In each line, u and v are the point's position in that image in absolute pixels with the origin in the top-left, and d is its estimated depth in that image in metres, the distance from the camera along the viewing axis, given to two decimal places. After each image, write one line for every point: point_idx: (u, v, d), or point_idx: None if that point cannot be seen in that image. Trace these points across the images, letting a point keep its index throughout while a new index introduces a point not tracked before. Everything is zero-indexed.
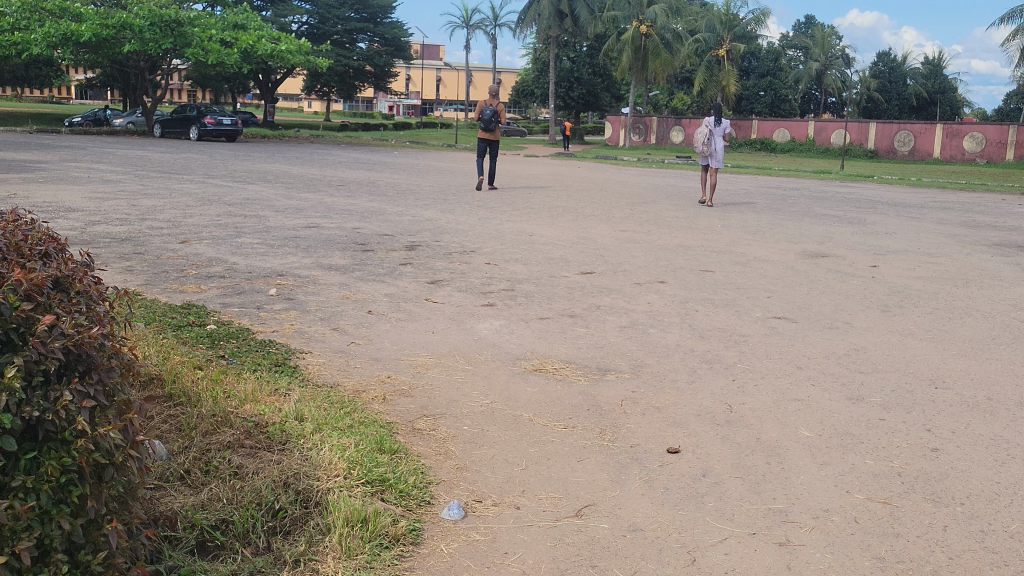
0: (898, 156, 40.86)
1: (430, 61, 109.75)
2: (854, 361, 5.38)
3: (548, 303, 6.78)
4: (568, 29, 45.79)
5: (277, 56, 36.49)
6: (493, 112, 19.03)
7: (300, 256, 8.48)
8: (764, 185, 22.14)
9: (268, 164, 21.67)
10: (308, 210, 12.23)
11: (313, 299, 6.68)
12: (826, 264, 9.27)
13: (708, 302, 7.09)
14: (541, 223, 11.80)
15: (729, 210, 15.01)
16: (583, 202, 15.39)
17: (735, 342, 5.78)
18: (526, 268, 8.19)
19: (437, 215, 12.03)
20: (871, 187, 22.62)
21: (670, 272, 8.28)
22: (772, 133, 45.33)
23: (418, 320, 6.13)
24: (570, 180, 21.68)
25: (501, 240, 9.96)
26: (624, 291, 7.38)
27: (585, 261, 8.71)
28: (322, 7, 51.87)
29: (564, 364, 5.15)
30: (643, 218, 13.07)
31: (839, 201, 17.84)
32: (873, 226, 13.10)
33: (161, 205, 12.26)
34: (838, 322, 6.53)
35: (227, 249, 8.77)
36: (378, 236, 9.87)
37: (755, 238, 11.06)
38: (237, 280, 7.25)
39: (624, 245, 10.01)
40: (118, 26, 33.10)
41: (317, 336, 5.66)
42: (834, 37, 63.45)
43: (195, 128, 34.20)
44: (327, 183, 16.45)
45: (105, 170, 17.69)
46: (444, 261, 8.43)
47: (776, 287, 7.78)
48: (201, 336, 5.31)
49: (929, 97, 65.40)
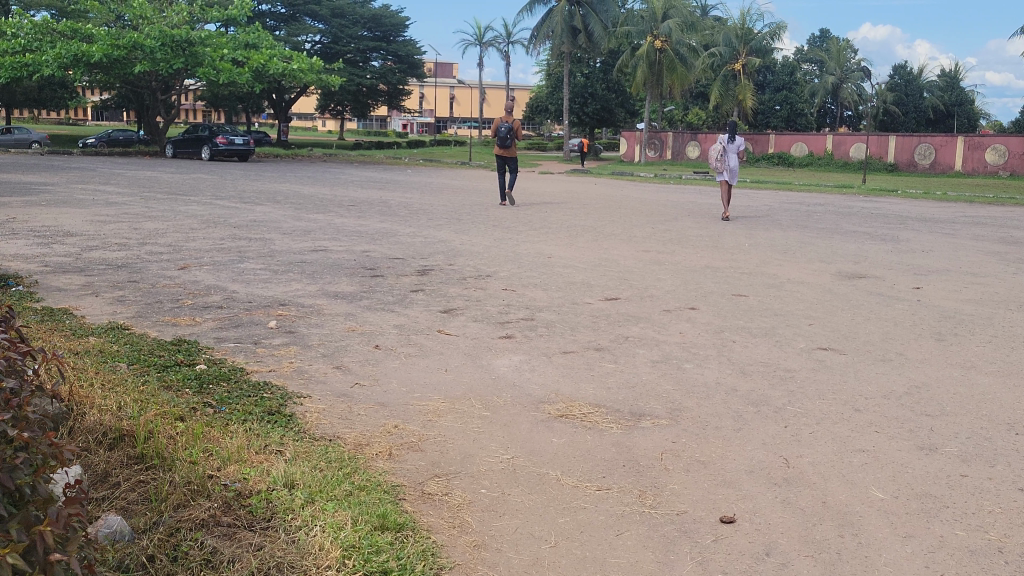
0: (917, 169, 40.20)
1: (443, 80, 109.80)
2: (918, 401, 4.80)
3: (572, 333, 6.24)
4: (581, 45, 45.41)
5: (289, 75, 36.15)
6: (509, 128, 18.55)
7: (304, 283, 7.97)
8: (785, 201, 21.53)
9: (278, 184, 21.26)
10: (316, 232, 11.75)
11: (316, 331, 6.16)
12: (865, 286, 8.70)
13: (745, 331, 6.52)
14: (559, 243, 11.27)
15: (753, 227, 14.46)
16: (601, 220, 14.86)
17: (781, 379, 5.21)
18: (545, 294, 7.65)
19: (451, 237, 11.52)
20: (895, 202, 21.99)
21: (701, 297, 7.72)
22: (789, 148, 44.72)
23: (429, 356, 5.59)
24: (586, 198, 21.19)
25: (517, 262, 9.43)
26: (653, 319, 6.81)
27: (609, 285, 8.17)
28: (335, 26, 51.75)
29: (593, 408, 4.60)
30: (665, 237, 12.52)
31: (865, 217, 17.25)
32: (907, 244, 12.50)
33: (163, 228, 11.81)
34: (890, 353, 5.95)
35: (228, 276, 8.28)
36: (388, 260, 9.37)
37: (786, 258, 10.48)
38: (236, 311, 6.75)
39: (648, 267, 9.47)
40: (129, 46, 32.88)
41: (318, 376, 5.11)
42: (849, 50, 62.94)
43: (206, 148, 33.92)
44: (338, 204, 15.98)
45: (111, 192, 17.33)
46: (458, 287, 7.90)
47: (816, 313, 7.21)
48: (187, 379, 4.78)
49: (946, 109, 64.69)
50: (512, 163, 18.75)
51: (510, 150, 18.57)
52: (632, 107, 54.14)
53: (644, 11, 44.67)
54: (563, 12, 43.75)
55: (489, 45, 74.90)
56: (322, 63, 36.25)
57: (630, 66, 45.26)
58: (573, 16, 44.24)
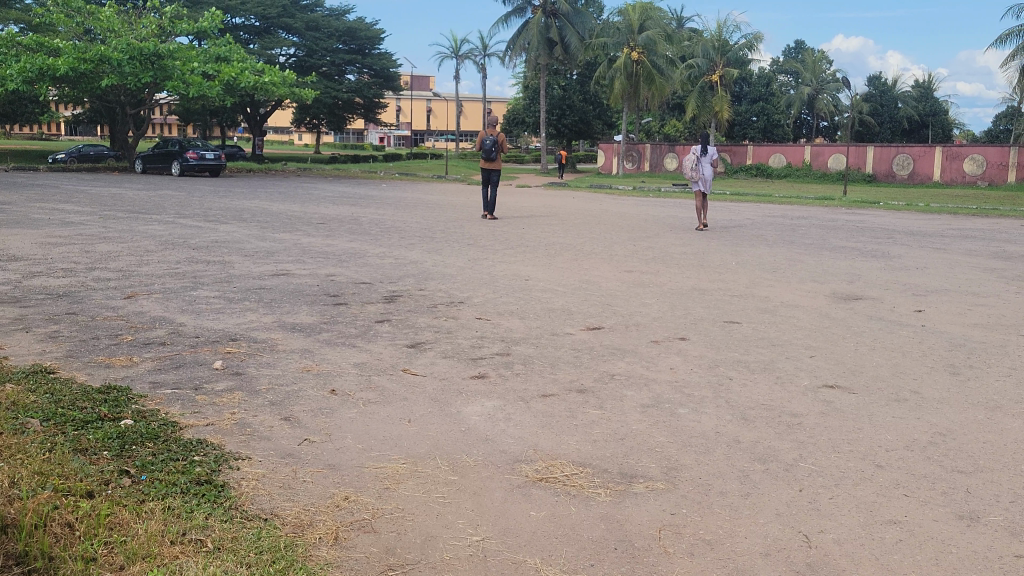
0: (896, 179, 39.92)
1: (420, 94, 109.41)
2: (945, 454, 4.23)
3: (555, 371, 5.64)
4: (558, 57, 44.99)
5: (261, 88, 35.36)
6: (493, 140, 18.15)
7: (260, 313, 7.31)
8: (767, 214, 21.04)
9: (246, 201, 20.59)
10: (280, 254, 11.07)
11: (267, 373, 5.51)
12: (864, 310, 8.16)
13: (742, 365, 5.93)
14: (536, 263, 10.68)
15: (740, 243, 13.92)
16: (580, 237, 14.29)
17: (788, 426, 4.63)
18: (522, 323, 7.04)
19: (423, 257, 10.90)
20: (880, 214, 21.55)
21: (689, 325, 7.12)
22: (768, 159, 44.36)
23: (391, 404, 4.95)
24: (566, 212, 20.60)
25: (492, 287, 8.81)
26: (640, 352, 6.22)
27: (591, 312, 7.57)
28: (309, 39, 51.05)
29: (577, 468, 4.00)
30: (649, 254, 11.95)
31: (850, 230, 16.78)
32: (899, 260, 11.99)
33: (117, 250, 11.09)
34: (903, 391, 5.38)
35: (177, 305, 7.61)
36: (354, 284, 8.73)
37: (777, 278, 9.92)
38: (181, 349, 6.08)
39: (633, 290, 8.88)
40: (96, 60, 32.02)
41: (263, 431, 4.46)
42: (824, 61, 63.00)
43: (176, 163, 33.06)
44: (307, 222, 15.31)
45: (69, 210, 16.60)
46: (428, 316, 7.28)
47: (817, 342, 6.64)
48: (108, 439, 4.10)
49: (921, 119, 64.86)
50: (496, 177, 18.23)
51: (497, 161, 18.13)
52: (611, 118, 53.77)
53: (620, 22, 44.35)
54: (539, 24, 43.40)
55: (465, 58, 74.57)
56: (295, 76, 35.46)
57: (607, 77, 44.89)
58: (549, 28, 43.89)
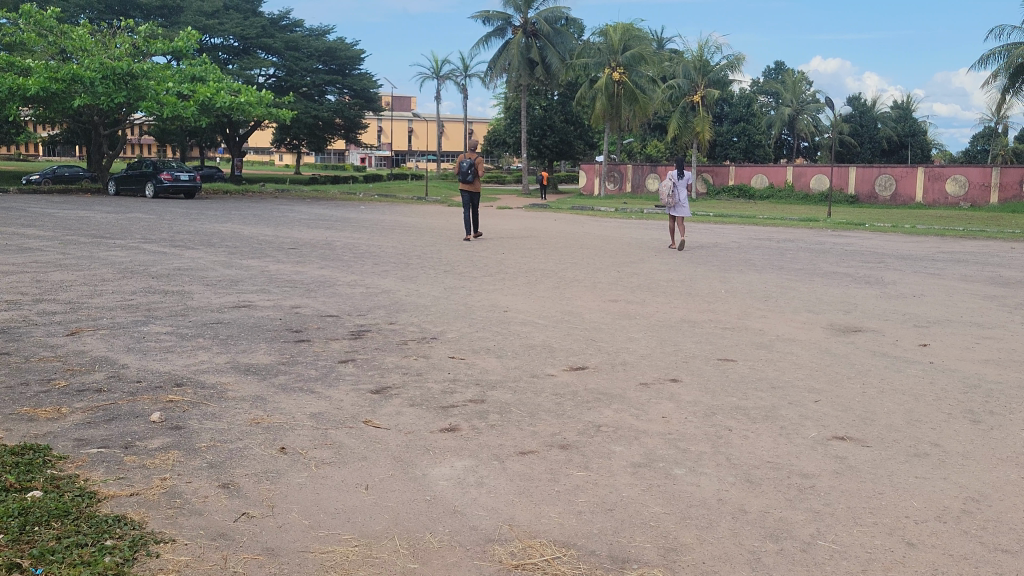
0: (879, 200, 39.69)
1: (400, 115, 109.21)
2: (984, 527, 3.68)
3: (535, 421, 5.06)
4: (539, 78, 44.64)
5: (237, 108, 34.67)
6: (471, 163, 17.67)
7: (214, 352, 6.67)
8: (753, 237, 20.57)
9: (216, 224, 19.98)
10: (244, 282, 10.44)
11: (211, 427, 4.89)
12: (865, 344, 7.63)
13: (741, 414, 5.36)
14: (515, 292, 10.12)
15: (727, 267, 13.43)
16: (561, 262, 13.76)
17: (797, 493, 4.07)
18: (499, 363, 6.45)
19: (396, 286, 10.33)
20: (866, 237, 21.18)
21: (679, 364, 6.56)
22: (750, 179, 44.02)
23: (348, 465, 4.35)
24: (547, 235, 20.11)
25: (468, 319, 8.23)
26: (629, 398, 5.63)
27: (573, 348, 7.00)
28: (289, 60, 50.51)
29: (560, 549, 3.42)
30: (634, 282, 11.41)
31: (838, 253, 16.36)
32: (895, 286, 11.53)
33: (71, 278, 10.43)
34: (922, 444, 4.83)
35: (124, 344, 6.96)
36: (319, 318, 8.13)
37: (769, 308, 9.39)
38: (118, 397, 5.43)
39: (618, 323, 8.31)
40: (68, 79, 31.32)
41: (195, 503, 3.85)
42: (804, 81, 63.05)
43: (150, 184, 32.33)
44: (277, 247, 14.71)
45: (30, 235, 15.91)
46: (397, 354, 6.67)
47: (820, 384, 6.08)
48: (7, 520, 3.47)
49: (901, 140, 65.04)
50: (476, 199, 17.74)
51: (475, 184, 17.58)
52: (592, 139, 53.41)
53: (601, 42, 44.14)
54: (519, 44, 43.17)
55: (446, 78, 74.35)
56: (272, 96, 34.85)
57: (587, 98, 44.63)
58: (530, 48, 43.71)
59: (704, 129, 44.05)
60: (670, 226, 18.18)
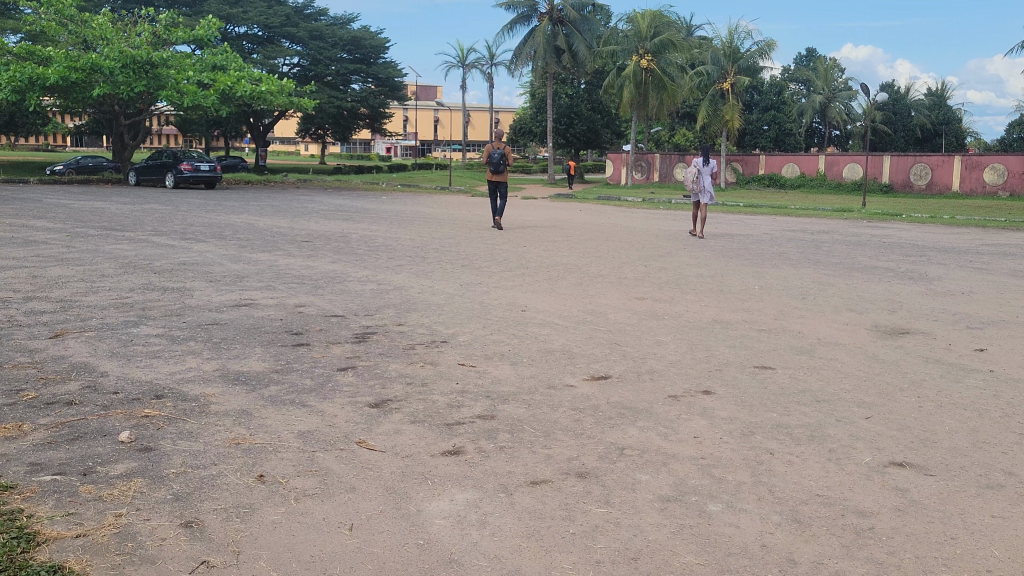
0: (914, 189, 38.68)
1: (426, 104, 108.84)
2: None
3: (550, 443, 4.49)
4: (565, 65, 43.98)
5: (259, 97, 34.23)
6: (501, 152, 17.11)
7: (203, 359, 6.12)
8: (785, 228, 19.85)
9: (232, 214, 19.54)
10: (250, 278, 9.93)
11: (185, 449, 4.35)
12: (916, 348, 6.98)
13: (782, 435, 4.75)
14: (534, 290, 9.53)
15: (760, 261, 12.78)
16: (586, 255, 13.15)
17: (856, 538, 3.47)
18: (512, 371, 5.87)
19: (410, 282, 9.79)
20: (903, 228, 20.44)
21: (711, 374, 5.95)
22: (780, 168, 43.09)
23: (333, 498, 3.78)
24: (572, 225, 19.51)
25: (482, 320, 7.65)
26: (656, 414, 5.04)
27: (596, 354, 6.41)
28: (313, 49, 50.06)
29: None
30: (661, 277, 10.78)
31: (875, 246, 15.67)
32: (941, 282, 10.83)
33: (70, 274, 9.96)
34: (994, 473, 4.19)
35: (108, 348, 6.43)
36: (323, 318, 7.58)
37: (807, 307, 8.75)
38: (88, 411, 4.89)
39: (645, 324, 7.71)
40: (88, 68, 30.99)
41: (149, 548, 3.29)
42: (835, 69, 61.93)
43: (170, 175, 31.99)
44: (291, 239, 14.24)
45: (40, 226, 15.51)
46: (401, 361, 6.10)
47: (870, 398, 5.44)
48: None
49: (933, 128, 63.76)
50: (504, 190, 17.23)
51: (503, 175, 17.04)
52: (619, 127, 52.57)
53: (629, 29, 43.34)
54: (545, 32, 42.45)
55: (472, 67, 73.81)
56: (294, 85, 34.37)
57: (614, 86, 43.81)
58: (556, 36, 43.03)
59: (733, 117, 43.09)
60: (695, 214, 17.85)
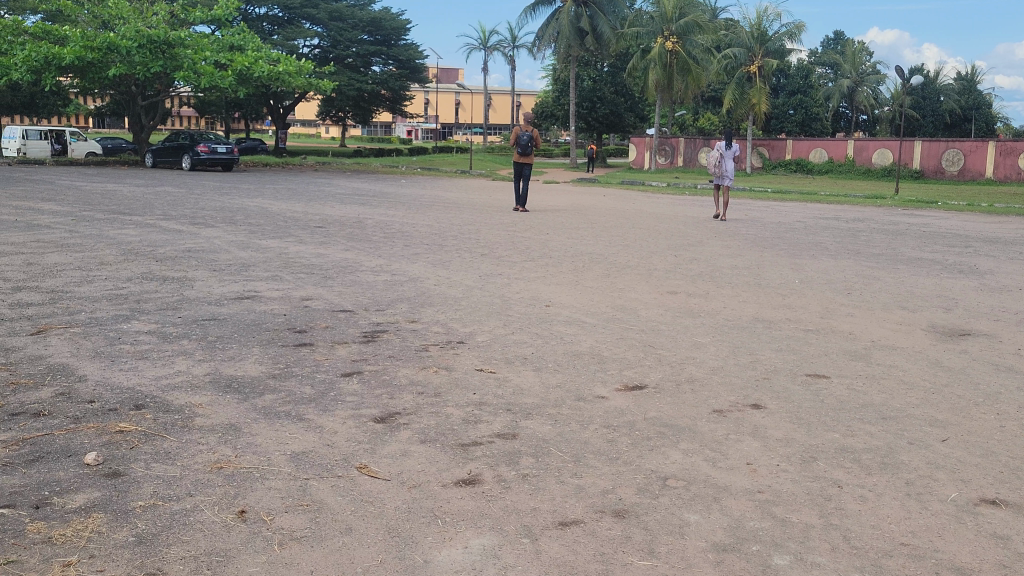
0: (945, 176, 37.67)
1: (447, 87, 108.00)
2: None
3: (582, 469, 3.88)
4: (589, 47, 43.03)
5: (276, 78, 33.60)
6: (529, 135, 16.46)
7: (195, 361, 5.53)
8: (817, 216, 19.08)
9: (246, 198, 18.97)
10: (256, 267, 9.34)
11: (159, 475, 3.75)
12: (982, 353, 6.31)
13: (849, 461, 4.11)
14: (559, 282, 8.89)
15: (796, 251, 12.10)
16: (612, 243, 12.50)
17: None
18: (536, 379, 5.23)
19: (427, 273, 9.19)
20: (941, 216, 19.61)
21: (758, 384, 5.30)
22: (808, 154, 42.08)
23: (326, 543, 3.18)
24: (596, 211, 18.80)
25: (503, 317, 7.01)
26: (701, 434, 4.41)
27: (629, 359, 5.76)
28: (334, 30, 49.45)
29: None
30: (692, 269, 10.13)
31: (915, 235, 14.91)
32: (992, 276, 10.14)
33: (68, 262, 9.43)
34: None
35: (92, 347, 5.84)
36: (330, 314, 6.98)
37: (855, 305, 8.07)
38: (56, 425, 4.31)
39: (680, 323, 7.07)
40: (104, 48, 30.48)
41: None
42: (864, 52, 60.68)
43: (186, 157, 31.46)
44: (305, 225, 13.65)
45: (46, 209, 15.01)
46: (413, 366, 5.48)
47: (943, 415, 4.79)
48: None
49: (963, 113, 62.46)
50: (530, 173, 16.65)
51: (530, 157, 16.38)
52: (643, 111, 51.60)
53: (654, 11, 42.33)
54: (569, 13, 41.53)
55: (493, 49, 73.06)
56: (312, 66, 33.74)
57: (639, 68, 42.92)
58: (580, 17, 42.02)
59: (761, 101, 42.09)
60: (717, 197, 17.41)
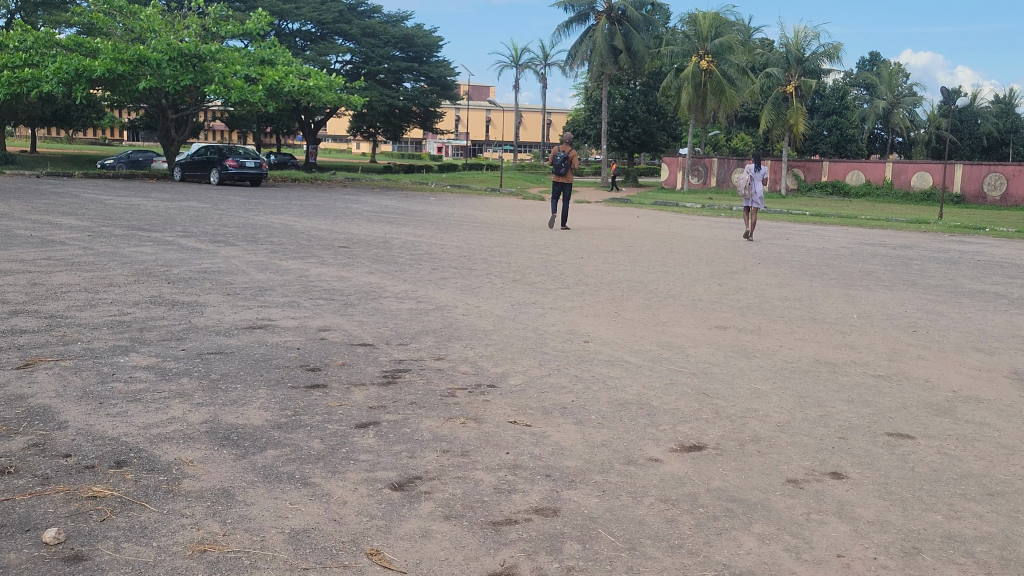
0: (987, 201, 36.57)
1: (478, 104, 107.87)
2: None
3: (639, 563, 3.20)
4: (623, 65, 42.36)
5: (306, 93, 33.21)
6: (565, 155, 15.84)
7: (193, 405, 4.90)
8: (860, 241, 18.27)
9: (270, 215, 18.45)
10: (273, 291, 8.74)
11: (128, 560, 3.11)
12: None
13: (962, 554, 3.40)
14: (597, 313, 8.22)
15: (847, 281, 11.35)
16: (651, 269, 11.82)
17: None
18: (578, 436, 4.54)
19: (455, 301, 8.55)
20: (988, 243, 18.75)
21: (836, 446, 4.58)
22: (845, 176, 41.12)
23: None
24: (630, 233, 18.11)
25: (539, 355, 6.35)
26: (777, 513, 3.70)
27: (683, 412, 5.06)
28: (366, 46, 49.09)
29: None
30: (740, 300, 9.44)
31: (971, 265, 14.07)
32: None
33: (76, 282, 8.88)
34: None
35: (81, 386, 5.22)
36: (348, 349, 6.36)
37: (923, 345, 7.34)
38: (19, 487, 3.69)
39: (733, 364, 6.38)
40: (135, 60, 30.26)
41: None
42: (901, 74, 59.66)
43: (214, 171, 31.11)
44: (327, 245, 13.06)
45: (64, 224, 14.52)
46: (438, 417, 4.81)
47: None
48: None
49: (1002, 136, 61.27)
50: (567, 192, 16.05)
51: (568, 178, 15.73)
52: (676, 130, 50.78)
53: (689, 31, 41.63)
54: (603, 31, 40.91)
55: (525, 67, 72.75)
56: (343, 81, 33.34)
57: (672, 88, 42.17)
58: (614, 35, 41.37)
59: (798, 121, 41.17)
60: (748, 220, 16.72)
